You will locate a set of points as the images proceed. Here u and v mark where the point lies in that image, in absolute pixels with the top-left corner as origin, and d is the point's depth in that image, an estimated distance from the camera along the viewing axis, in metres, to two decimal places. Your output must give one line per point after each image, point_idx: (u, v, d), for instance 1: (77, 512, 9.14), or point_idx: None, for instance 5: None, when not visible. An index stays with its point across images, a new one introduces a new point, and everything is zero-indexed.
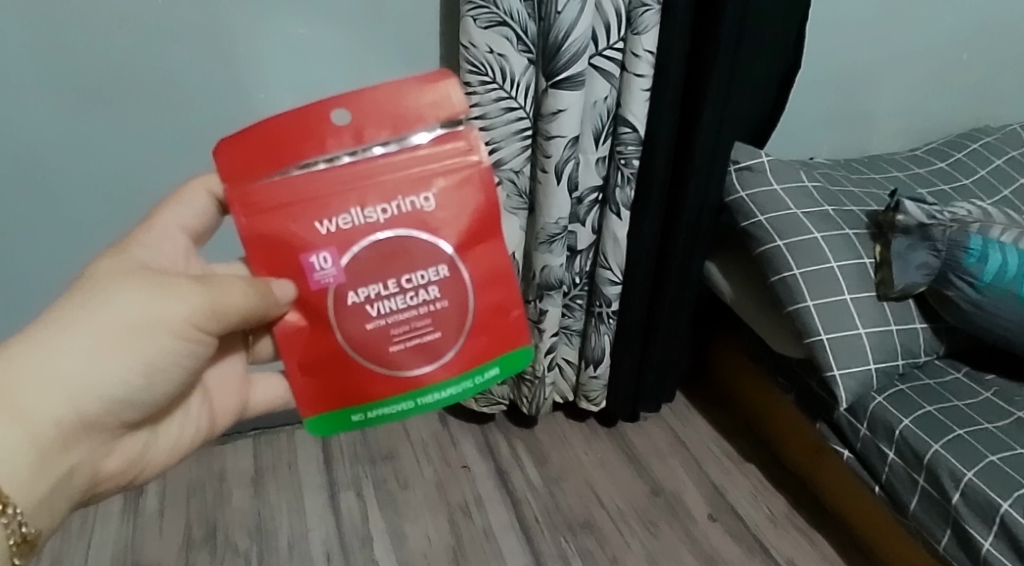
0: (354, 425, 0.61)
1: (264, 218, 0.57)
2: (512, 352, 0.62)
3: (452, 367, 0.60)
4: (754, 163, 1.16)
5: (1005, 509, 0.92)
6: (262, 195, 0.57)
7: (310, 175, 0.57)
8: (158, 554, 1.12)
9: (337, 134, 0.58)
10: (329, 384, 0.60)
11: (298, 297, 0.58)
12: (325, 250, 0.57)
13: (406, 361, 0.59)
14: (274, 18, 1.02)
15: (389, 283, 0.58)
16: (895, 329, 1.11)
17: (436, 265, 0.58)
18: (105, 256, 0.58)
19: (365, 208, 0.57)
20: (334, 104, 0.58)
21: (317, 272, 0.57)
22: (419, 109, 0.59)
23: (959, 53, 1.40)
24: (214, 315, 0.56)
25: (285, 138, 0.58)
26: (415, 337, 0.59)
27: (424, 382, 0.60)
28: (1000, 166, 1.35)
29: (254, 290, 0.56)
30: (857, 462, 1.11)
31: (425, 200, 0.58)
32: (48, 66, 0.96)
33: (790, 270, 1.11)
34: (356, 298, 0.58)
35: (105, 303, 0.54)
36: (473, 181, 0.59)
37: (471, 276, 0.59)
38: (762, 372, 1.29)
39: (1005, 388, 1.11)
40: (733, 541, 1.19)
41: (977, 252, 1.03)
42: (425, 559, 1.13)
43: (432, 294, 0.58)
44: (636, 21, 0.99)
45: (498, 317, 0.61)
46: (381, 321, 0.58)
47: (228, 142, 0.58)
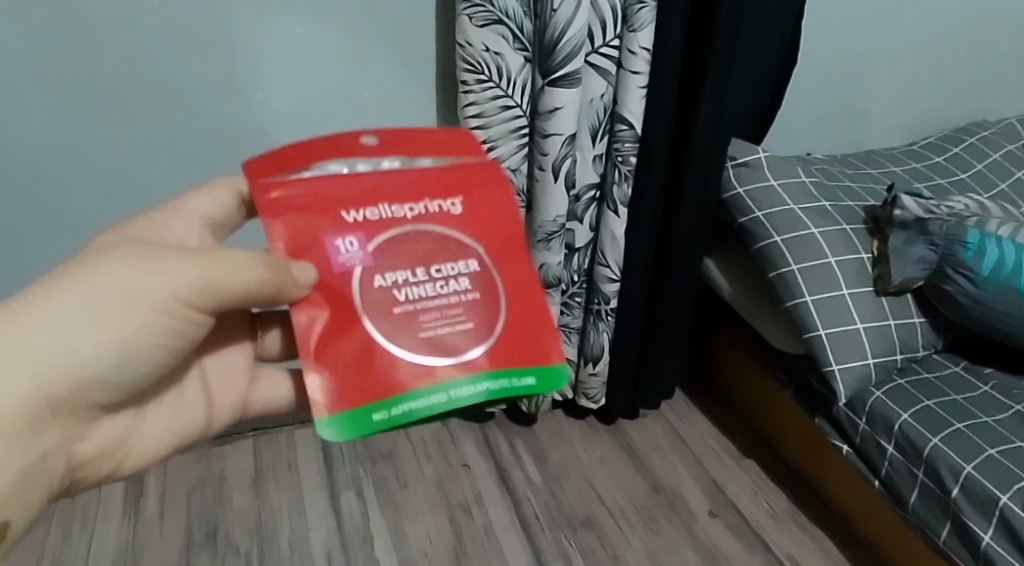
0: (376, 426, 0.55)
1: (289, 210, 0.57)
2: (548, 363, 0.60)
3: (487, 359, 0.57)
4: (750, 160, 1.17)
5: (1004, 502, 0.93)
6: (287, 188, 0.57)
7: (337, 177, 0.59)
8: (158, 555, 1.12)
9: (363, 154, 0.62)
10: (349, 377, 0.55)
11: (317, 282, 0.56)
12: (352, 234, 0.57)
13: (437, 349, 0.56)
14: (269, 19, 1.02)
15: (418, 271, 0.57)
16: (893, 324, 1.11)
17: (465, 259, 0.58)
18: (107, 233, 0.59)
19: (393, 205, 0.58)
20: (364, 134, 0.63)
21: (342, 255, 0.56)
22: (446, 145, 0.64)
23: (956, 46, 1.40)
24: (209, 289, 0.55)
25: (314, 151, 0.61)
26: (446, 325, 0.57)
27: (458, 372, 0.56)
28: (996, 160, 1.35)
29: (270, 267, 0.54)
30: (857, 457, 1.11)
31: (452, 205, 0.60)
32: (42, 68, 0.96)
33: (788, 266, 1.11)
34: (383, 282, 0.56)
35: (101, 270, 0.54)
36: (498, 191, 0.62)
37: (500, 278, 0.59)
38: (762, 369, 1.29)
39: (1004, 382, 1.11)
40: (733, 537, 1.19)
41: (975, 246, 1.03)
42: (426, 559, 1.13)
43: (462, 285, 0.58)
44: (632, 18, 0.99)
45: (530, 315, 0.60)
46: (409, 307, 0.56)
47: (253, 157, 0.60)
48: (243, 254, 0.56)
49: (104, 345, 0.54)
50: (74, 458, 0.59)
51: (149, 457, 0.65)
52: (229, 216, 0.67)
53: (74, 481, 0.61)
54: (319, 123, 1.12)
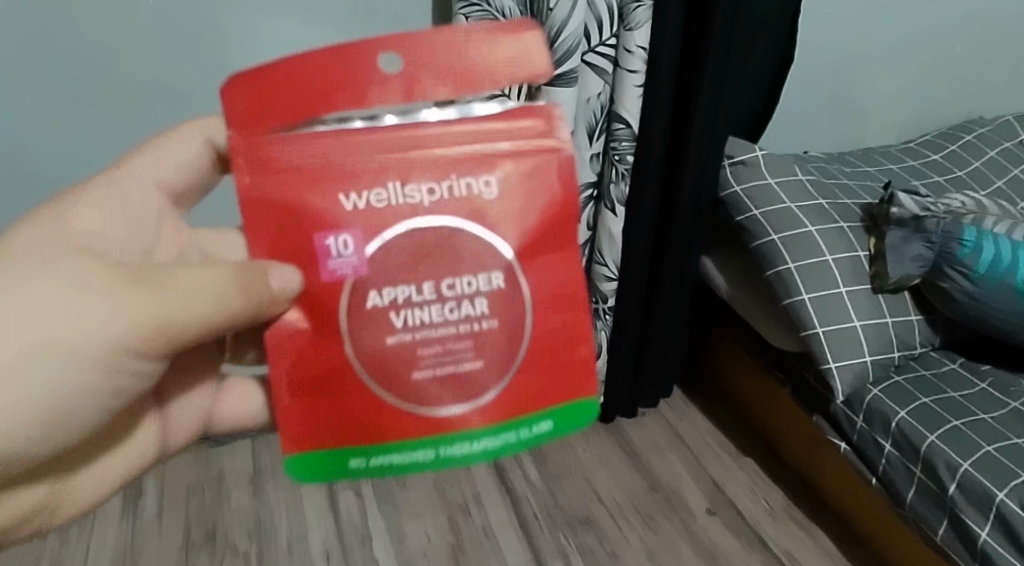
0: (349, 474, 0.51)
1: (279, 181, 0.48)
2: (572, 405, 0.52)
3: (491, 414, 0.50)
4: (748, 158, 1.17)
5: (1001, 499, 0.93)
6: (279, 151, 0.48)
7: (346, 135, 0.49)
8: (157, 555, 1.12)
9: (380, 86, 0.49)
10: (331, 412, 0.50)
11: (303, 292, 0.48)
12: (348, 232, 0.48)
13: (435, 397, 0.49)
14: (265, 20, 1.02)
15: (426, 287, 0.48)
16: (890, 321, 1.12)
17: (488, 271, 0.49)
18: (27, 224, 0.49)
19: (407, 185, 0.48)
20: (381, 46, 0.49)
21: (333, 259, 0.48)
22: (494, 65, 0.49)
23: (952, 44, 1.40)
24: (160, 330, 0.48)
25: (316, 82, 0.49)
26: (450, 364, 0.49)
27: (455, 427, 0.50)
28: (994, 157, 1.36)
29: (243, 287, 0.47)
30: (854, 454, 1.11)
31: (485, 185, 0.49)
32: (39, 70, 0.96)
33: (785, 264, 1.12)
34: (379, 301, 0.48)
35: (27, 295, 0.46)
36: (543, 170, 0.50)
37: (531, 294, 0.50)
38: (760, 367, 1.29)
39: (1001, 379, 1.11)
40: (732, 535, 1.19)
41: (971, 243, 1.03)
42: (425, 558, 1.13)
43: (479, 309, 0.49)
44: (629, 17, 0.99)
45: (561, 349, 0.51)
46: (408, 336, 0.49)
47: (234, 80, 0.49)
48: (210, 276, 0.48)
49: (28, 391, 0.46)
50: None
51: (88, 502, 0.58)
52: (194, 179, 0.58)
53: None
54: None
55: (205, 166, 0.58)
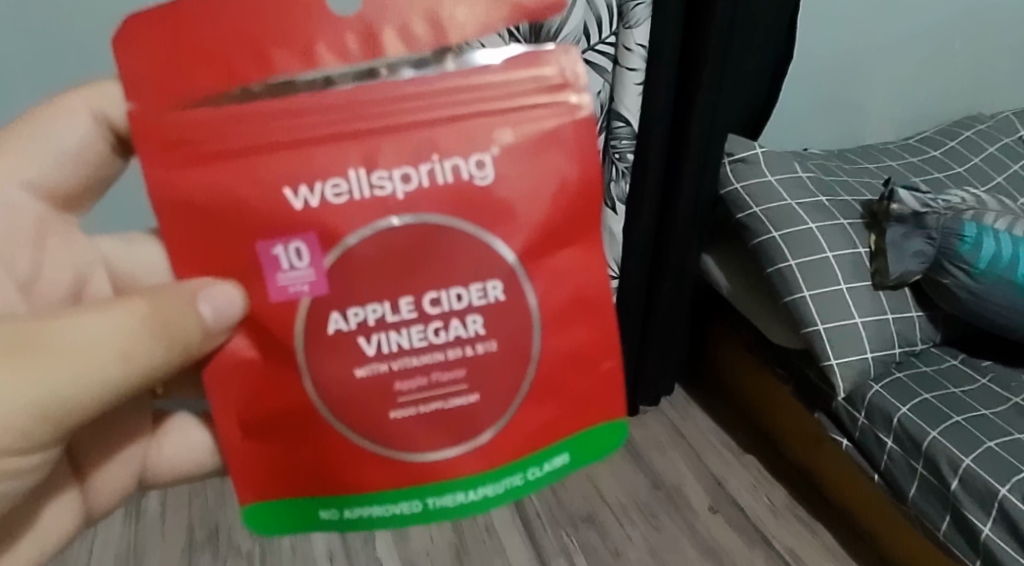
0: (321, 525, 0.49)
1: (209, 172, 0.43)
2: (586, 434, 0.49)
3: (487, 456, 0.47)
4: (748, 155, 1.17)
5: (1003, 494, 0.93)
6: (209, 132, 0.43)
7: (293, 104, 0.43)
8: (159, 556, 1.12)
9: (331, 34, 0.43)
10: (297, 456, 0.47)
11: (246, 314, 0.45)
12: (300, 240, 0.43)
13: (421, 439, 0.46)
14: None
15: (404, 306, 0.44)
16: (891, 317, 1.12)
17: (487, 281, 0.44)
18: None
19: (374, 171, 0.43)
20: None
21: (283, 272, 0.44)
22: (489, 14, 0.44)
23: (952, 40, 1.40)
24: (52, 406, 0.42)
25: (245, 30, 0.43)
26: (436, 400, 0.45)
27: (447, 472, 0.47)
28: (993, 153, 1.36)
29: (162, 319, 0.44)
30: (856, 451, 1.11)
31: (476, 168, 0.43)
32: None
33: (786, 261, 1.12)
34: (344, 325, 0.44)
35: None
36: (554, 145, 0.44)
37: (537, 305, 0.46)
38: (761, 364, 1.29)
39: (1002, 375, 1.12)
40: (734, 532, 1.19)
41: (971, 239, 1.03)
42: (428, 558, 1.13)
43: (472, 330, 0.45)
44: (628, 15, 0.99)
45: (571, 374, 0.47)
46: (385, 365, 0.45)
47: (140, 25, 0.42)
48: (109, 331, 0.43)
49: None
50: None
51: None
52: (90, 159, 0.52)
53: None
54: None
55: (97, 144, 0.51)
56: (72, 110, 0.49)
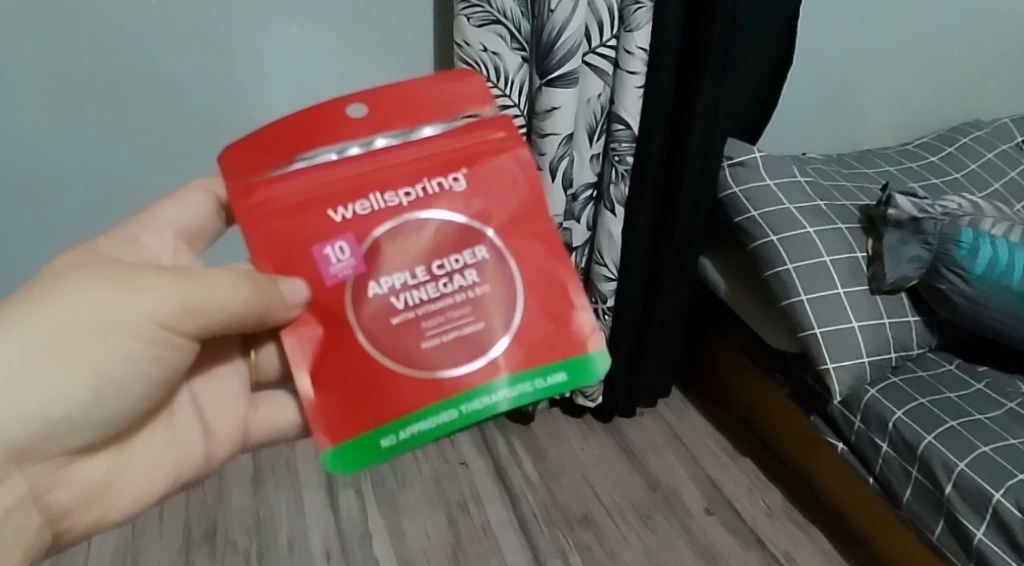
0: (385, 453, 0.53)
1: (271, 212, 0.53)
2: (579, 348, 0.55)
3: (504, 368, 0.53)
4: (746, 159, 1.18)
5: (996, 499, 0.94)
6: (271, 191, 0.53)
7: (325, 165, 0.54)
8: (156, 553, 1.13)
9: (349, 127, 0.56)
10: (355, 397, 0.53)
11: (309, 300, 0.53)
12: (342, 238, 0.52)
13: (444, 362, 0.52)
14: (266, 18, 1.02)
15: (418, 271, 0.52)
16: (887, 322, 1.12)
17: (473, 248, 0.54)
18: (67, 255, 0.55)
19: (386, 192, 0.53)
20: (351, 100, 0.57)
21: (333, 265, 0.52)
22: (452, 102, 0.58)
23: (951, 46, 1.41)
24: (187, 311, 0.52)
25: (292, 134, 0.56)
26: (452, 329, 0.52)
27: (466, 385, 0.52)
28: (991, 159, 1.37)
29: (254, 286, 0.51)
30: (851, 455, 1.11)
31: (454, 181, 0.54)
32: (41, 68, 0.97)
33: (784, 265, 1.12)
34: (379, 289, 0.52)
35: (66, 297, 0.51)
36: (512, 159, 0.55)
37: (519, 271, 0.54)
38: (756, 368, 1.30)
39: (997, 380, 1.12)
40: (730, 534, 1.20)
41: (968, 245, 1.04)
42: (426, 557, 1.14)
43: (470, 279, 0.53)
44: (629, 18, 0.99)
45: (556, 309, 0.55)
46: (409, 313, 0.52)
47: (230, 149, 0.56)
48: (223, 273, 0.53)
49: (77, 379, 0.52)
50: (46, 511, 0.55)
51: (148, 493, 0.60)
52: (206, 224, 0.64)
53: (57, 534, 0.58)
54: None
55: (213, 213, 0.65)
56: (195, 189, 0.64)
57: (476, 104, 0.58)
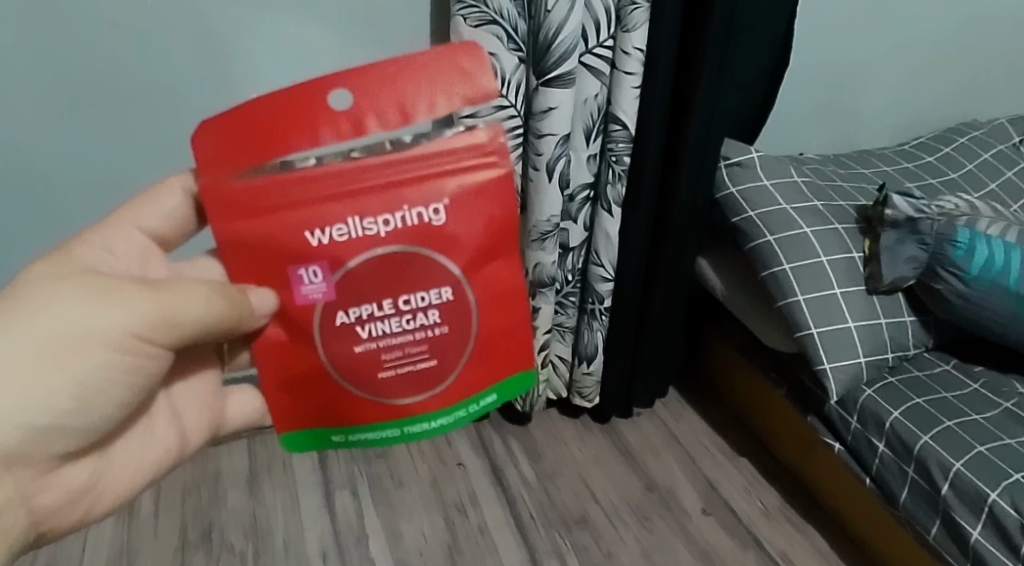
0: (331, 446, 0.57)
1: (251, 224, 0.50)
2: (513, 377, 0.57)
3: (445, 399, 0.55)
4: (744, 159, 1.17)
5: (993, 499, 0.94)
6: (250, 196, 0.50)
7: (305, 174, 0.51)
8: (151, 554, 1.12)
9: (330, 121, 0.51)
10: (312, 403, 0.56)
11: (279, 309, 0.52)
12: (316, 263, 0.51)
13: (395, 390, 0.54)
14: (264, 19, 1.02)
15: (385, 303, 0.52)
16: (884, 323, 1.12)
17: (439, 287, 0.52)
18: (41, 261, 0.54)
19: (365, 217, 0.51)
20: (333, 84, 0.51)
21: (305, 286, 0.51)
22: (441, 91, 0.51)
23: (948, 47, 1.41)
24: (165, 322, 0.52)
25: (270, 124, 0.51)
26: (409, 363, 0.54)
27: (410, 411, 0.55)
28: (988, 160, 1.37)
29: (227, 300, 0.50)
30: (847, 454, 1.11)
31: (433, 213, 0.51)
32: (37, 70, 0.97)
33: (780, 265, 1.12)
34: (346, 319, 0.52)
35: (38, 309, 0.50)
36: (490, 185, 0.52)
37: (476, 301, 0.54)
38: (751, 367, 1.31)
39: (994, 380, 1.13)
40: (727, 535, 1.20)
41: (965, 245, 1.04)
42: (422, 558, 1.14)
43: (431, 319, 0.53)
44: (627, 18, 1.00)
45: (503, 340, 0.56)
46: (371, 344, 0.53)
47: (207, 124, 0.51)
48: (198, 286, 0.53)
49: (56, 388, 0.51)
50: (34, 512, 0.54)
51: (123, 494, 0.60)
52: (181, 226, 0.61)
53: (38, 536, 0.56)
54: None
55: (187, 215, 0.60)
56: (170, 187, 0.59)
57: (473, 100, 0.52)
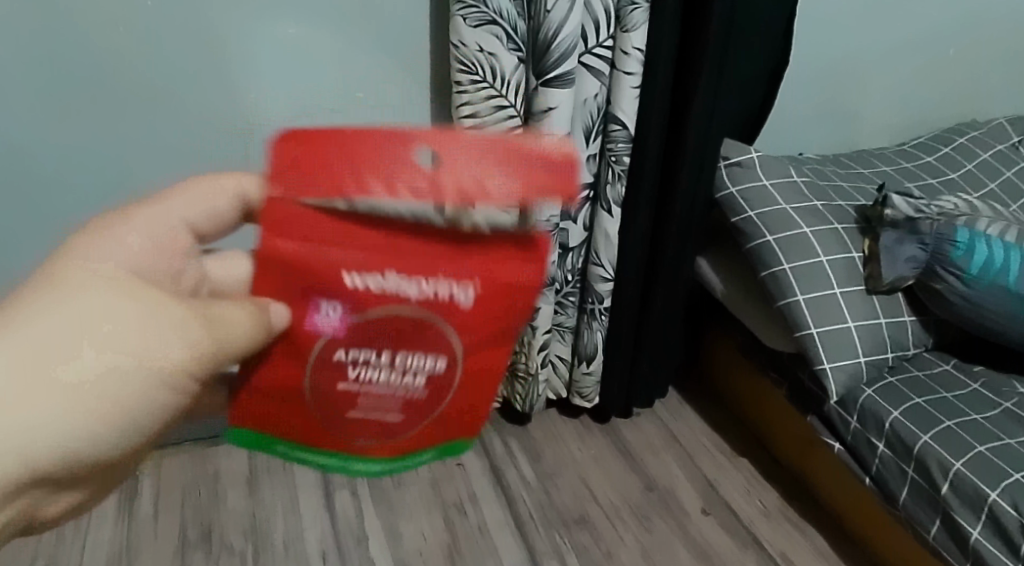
0: (266, 449, 0.52)
1: (293, 245, 0.46)
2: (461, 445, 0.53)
3: (393, 455, 0.50)
4: (743, 159, 1.17)
5: (993, 498, 0.94)
6: (303, 221, 0.46)
7: (360, 206, 0.45)
8: (150, 554, 1.12)
9: (402, 169, 0.45)
10: (268, 408, 0.50)
11: (285, 328, 0.47)
12: (340, 299, 0.45)
13: (351, 430, 0.49)
14: (264, 19, 1.02)
15: (381, 354, 0.46)
16: (884, 323, 1.12)
17: (439, 355, 0.46)
18: (74, 261, 0.46)
19: (397, 272, 0.45)
20: (432, 138, 0.45)
21: (318, 314, 0.46)
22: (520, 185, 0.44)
23: (947, 47, 1.42)
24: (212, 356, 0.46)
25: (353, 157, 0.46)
26: (376, 414, 0.48)
27: (357, 454, 0.50)
28: (987, 160, 1.37)
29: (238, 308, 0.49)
30: (847, 454, 1.11)
31: (462, 288, 0.45)
32: (36, 71, 0.97)
33: (779, 265, 1.12)
34: (341, 357, 0.46)
35: (71, 324, 0.43)
36: (523, 277, 0.46)
37: (463, 378, 0.48)
38: (751, 367, 1.31)
39: (993, 379, 1.13)
40: (727, 534, 1.20)
41: (964, 245, 1.04)
42: (422, 558, 1.13)
43: (418, 383, 0.47)
44: (626, 18, 1.00)
45: (472, 416, 0.51)
46: (353, 388, 0.47)
47: (294, 135, 0.47)
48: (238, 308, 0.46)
49: (78, 421, 0.43)
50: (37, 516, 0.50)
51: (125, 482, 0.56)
52: None
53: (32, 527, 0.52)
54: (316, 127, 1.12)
55: None
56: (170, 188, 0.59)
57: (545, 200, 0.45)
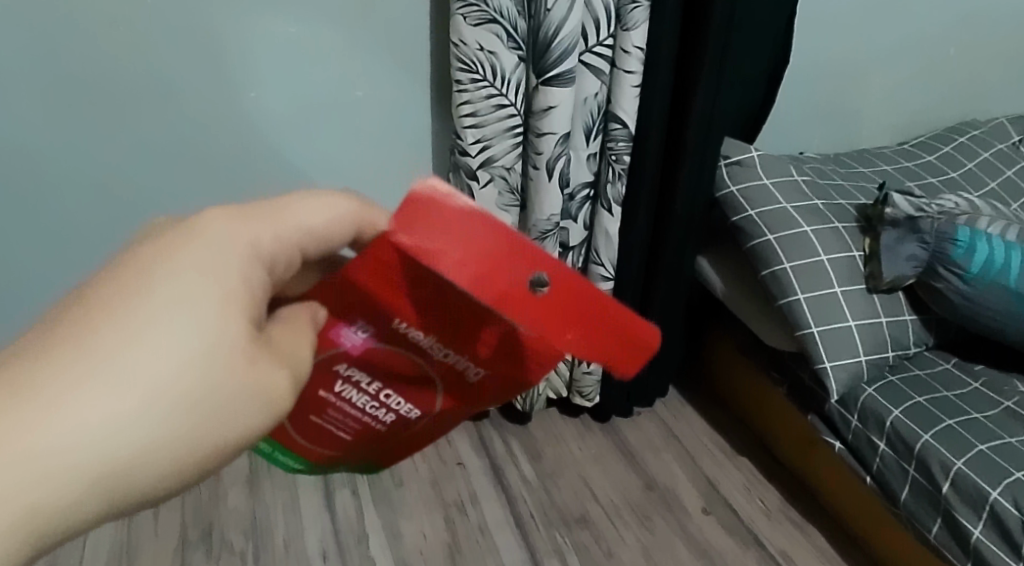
0: None
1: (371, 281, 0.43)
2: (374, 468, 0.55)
3: (316, 459, 0.52)
4: (744, 158, 1.17)
5: (993, 497, 0.94)
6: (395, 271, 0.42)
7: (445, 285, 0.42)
8: (150, 554, 1.12)
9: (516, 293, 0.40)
10: None
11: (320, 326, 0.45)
12: (372, 328, 0.45)
13: (300, 425, 0.49)
14: (264, 19, 1.01)
15: (376, 385, 0.47)
16: (885, 322, 1.12)
17: (418, 408, 0.47)
18: (157, 252, 0.39)
19: (434, 336, 0.44)
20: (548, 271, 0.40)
21: (345, 330, 0.45)
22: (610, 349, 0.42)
23: (948, 46, 1.41)
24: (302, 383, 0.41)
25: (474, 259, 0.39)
26: (336, 424, 0.49)
27: (289, 443, 0.51)
28: (988, 159, 1.37)
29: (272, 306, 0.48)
30: (848, 454, 1.11)
31: (472, 368, 0.45)
32: (36, 71, 0.97)
33: (780, 264, 1.12)
34: (341, 370, 0.47)
35: (162, 322, 0.36)
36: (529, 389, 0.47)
37: (421, 428, 0.49)
38: (751, 367, 1.31)
39: (993, 379, 1.13)
40: (727, 533, 1.20)
41: (965, 243, 1.04)
42: (422, 557, 1.13)
43: (387, 419, 0.48)
44: (627, 17, 1.00)
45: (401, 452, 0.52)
46: (335, 399, 0.48)
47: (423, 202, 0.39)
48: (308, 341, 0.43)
49: (174, 437, 0.35)
50: None
51: None
52: None
53: None
54: (317, 125, 1.12)
55: None
56: None
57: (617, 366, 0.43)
